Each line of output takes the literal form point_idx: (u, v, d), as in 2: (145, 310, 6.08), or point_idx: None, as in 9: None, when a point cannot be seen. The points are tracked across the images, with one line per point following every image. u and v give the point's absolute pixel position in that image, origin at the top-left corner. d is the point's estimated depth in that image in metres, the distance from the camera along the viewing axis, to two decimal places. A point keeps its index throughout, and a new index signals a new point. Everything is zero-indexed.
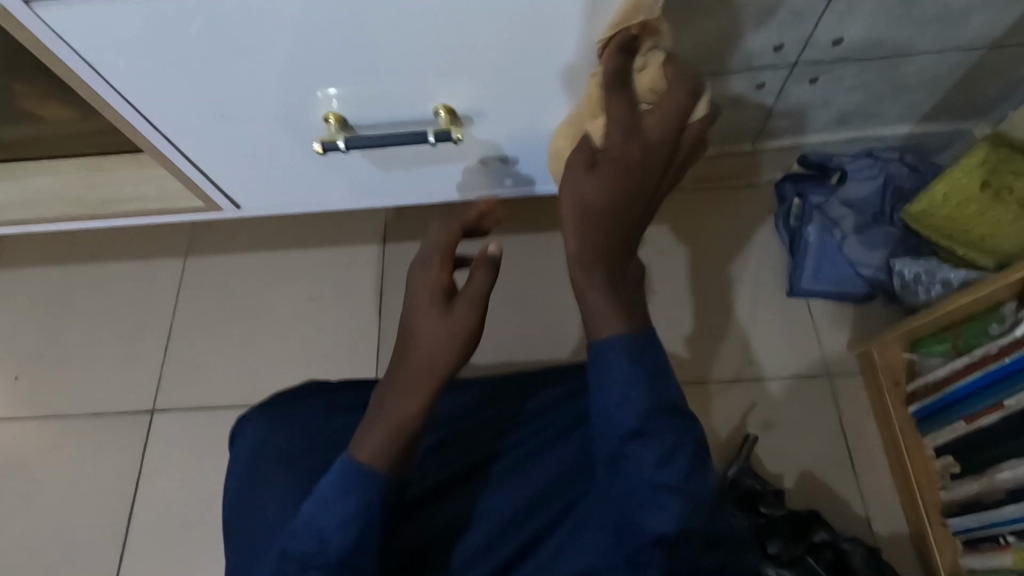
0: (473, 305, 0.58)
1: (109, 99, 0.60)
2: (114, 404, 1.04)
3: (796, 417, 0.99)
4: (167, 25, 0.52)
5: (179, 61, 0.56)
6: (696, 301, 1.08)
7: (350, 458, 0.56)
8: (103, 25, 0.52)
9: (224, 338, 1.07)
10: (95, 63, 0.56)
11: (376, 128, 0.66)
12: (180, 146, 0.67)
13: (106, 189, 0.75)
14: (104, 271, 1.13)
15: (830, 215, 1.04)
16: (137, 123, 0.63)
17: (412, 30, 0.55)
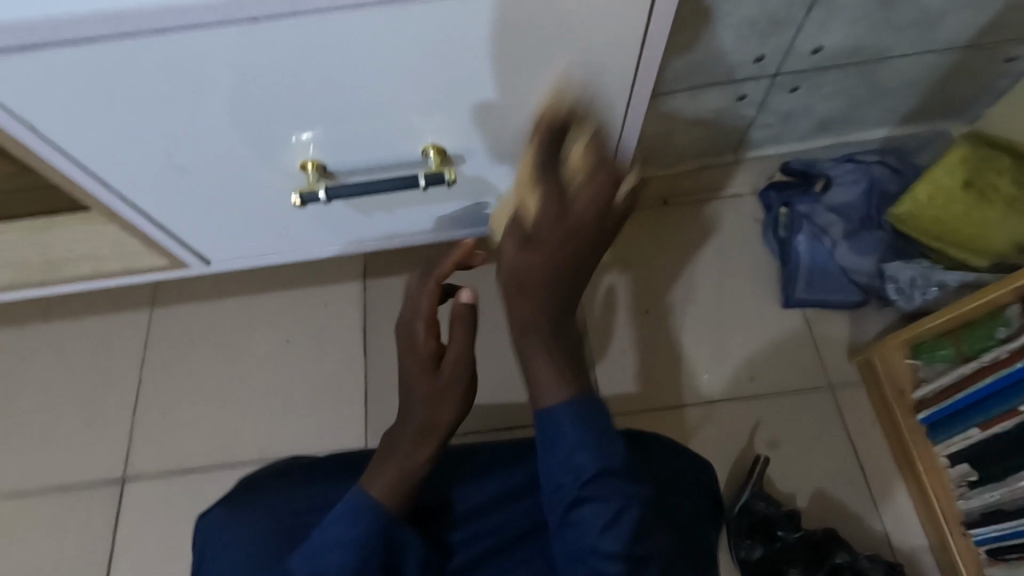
0: (461, 356, 0.59)
1: (58, 162, 0.53)
2: (80, 475, 0.96)
3: (804, 434, 0.97)
4: (116, 78, 0.46)
5: (138, 116, 0.50)
6: (690, 318, 1.05)
7: (357, 493, 0.56)
8: (45, 82, 0.45)
9: (198, 392, 1.00)
10: (40, 126, 0.49)
11: (359, 173, 0.62)
12: (140, 205, 0.60)
13: (55, 252, 0.68)
14: (61, 330, 1.04)
15: (818, 222, 1.03)
16: (89, 185, 0.57)
17: (393, 69, 0.51)
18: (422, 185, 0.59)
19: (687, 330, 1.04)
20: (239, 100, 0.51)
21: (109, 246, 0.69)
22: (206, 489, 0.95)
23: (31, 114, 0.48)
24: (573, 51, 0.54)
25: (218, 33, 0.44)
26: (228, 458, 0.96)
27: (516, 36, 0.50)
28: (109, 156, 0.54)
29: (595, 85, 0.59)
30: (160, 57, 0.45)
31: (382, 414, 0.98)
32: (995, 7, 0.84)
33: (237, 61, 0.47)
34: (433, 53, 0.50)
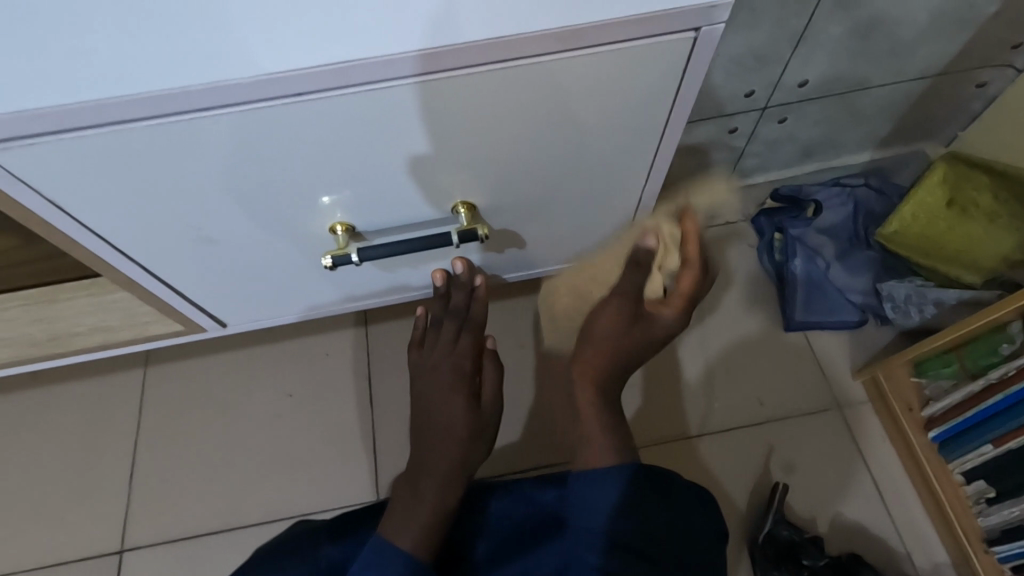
0: (496, 402, 0.72)
1: (81, 238, 0.52)
2: (73, 550, 0.91)
3: (817, 457, 0.97)
4: (147, 161, 0.45)
5: (161, 190, 0.49)
6: (697, 346, 1.05)
7: (387, 541, 0.56)
8: (68, 162, 0.43)
9: (196, 451, 0.96)
10: (68, 207, 0.48)
11: (386, 231, 0.60)
12: (159, 275, 0.59)
13: (60, 324, 0.65)
14: (49, 394, 1.00)
15: (811, 244, 1.05)
16: (105, 257, 0.55)
17: (406, 134, 0.49)
18: (457, 242, 0.58)
19: (693, 358, 1.04)
20: (264, 169, 0.49)
21: (114, 315, 0.66)
22: (210, 555, 0.90)
23: (50, 193, 0.46)
24: (603, 111, 0.52)
25: (254, 110, 0.43)
26: (234, 520, 0.92)
27: (547, 100, 0.49)
28: (134, 231, 0.52)
29: (625, 142, 0.57)
30: (176, 136, 0.43)
31: (391, 464, 0.95)
32: (963, 38, 0.88)
33: (265, 132, 0.45)
34: (458, 120, 0.48)
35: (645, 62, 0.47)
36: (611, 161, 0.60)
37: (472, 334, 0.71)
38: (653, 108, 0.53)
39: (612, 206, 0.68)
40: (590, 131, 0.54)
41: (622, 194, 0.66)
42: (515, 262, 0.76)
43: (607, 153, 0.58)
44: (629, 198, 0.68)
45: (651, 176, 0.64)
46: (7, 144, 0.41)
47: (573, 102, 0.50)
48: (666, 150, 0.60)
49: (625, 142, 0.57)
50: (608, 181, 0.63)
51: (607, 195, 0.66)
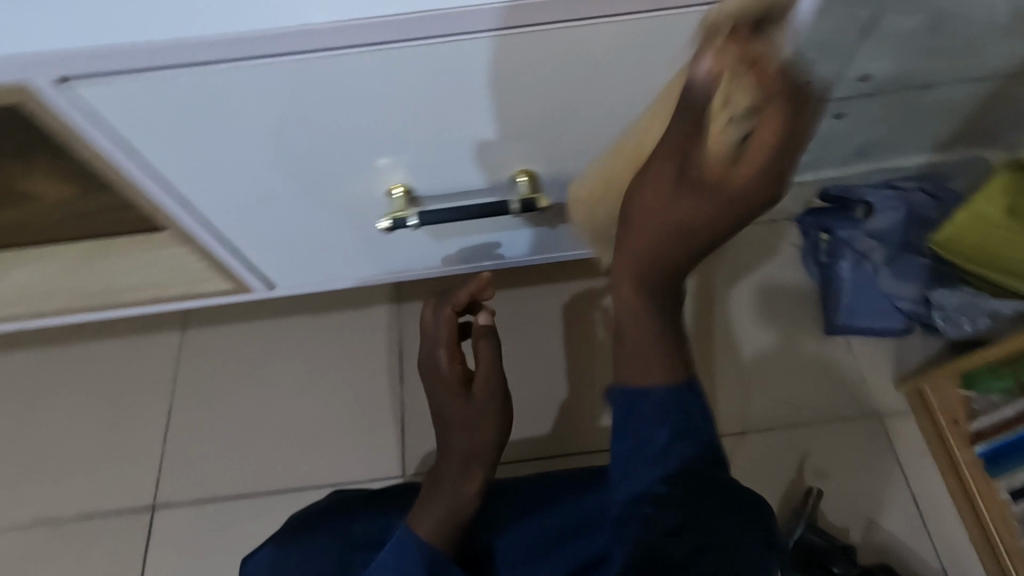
0: (488, 374, 0.65)
1: (147, 187, 0.52)
2: (107, 503, 0.93)
3: (852, 464, 0.94)
4: (219, 110, 0.45)
5: (228, 141, 0.48)
6: (733, 344, 1.03)
7: (408, 532, 0.58)
8: (144, 102, 0.43)
9: (229, 417, 0.98)
10: (136, 152, 0.48)
11: (440, 198, 0.60)
12: (216, 230, 0.59)
13: (124, 278, 0.67)
14: (90, 352, 1.03)
15: (858, 247, 1.01)
16: (168, 208, 0.55)
17: (474, 93, 0.48)
18: (516, 210, 0.59)
19: (730, 355, 1.02)
20: (334, 125, 0.49)
21: (166, 269, 0.67)
22: (240, 518, 0.92)
23: (126, 133, 0.46)
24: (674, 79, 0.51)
25: (332, 57, 0.42)
26: (263, 486, 0.94)
27: (619, 63, 0.47)
28: (198, 183, 0.53)
29: None
30: (249, 84, 0.43)
31: (419, 442, 0.95)
32: None
33: (342, 83, 0.44)
34: (530, 79, 0.48)
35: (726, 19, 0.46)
36: None
37: (448, 313, 0.68)
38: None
39: None
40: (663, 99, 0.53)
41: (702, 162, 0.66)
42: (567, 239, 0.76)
43: None
44: None
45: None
46: (88, 80, 0.40)
47: (646, 69, 0.49)
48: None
49: None
50: None
51: None
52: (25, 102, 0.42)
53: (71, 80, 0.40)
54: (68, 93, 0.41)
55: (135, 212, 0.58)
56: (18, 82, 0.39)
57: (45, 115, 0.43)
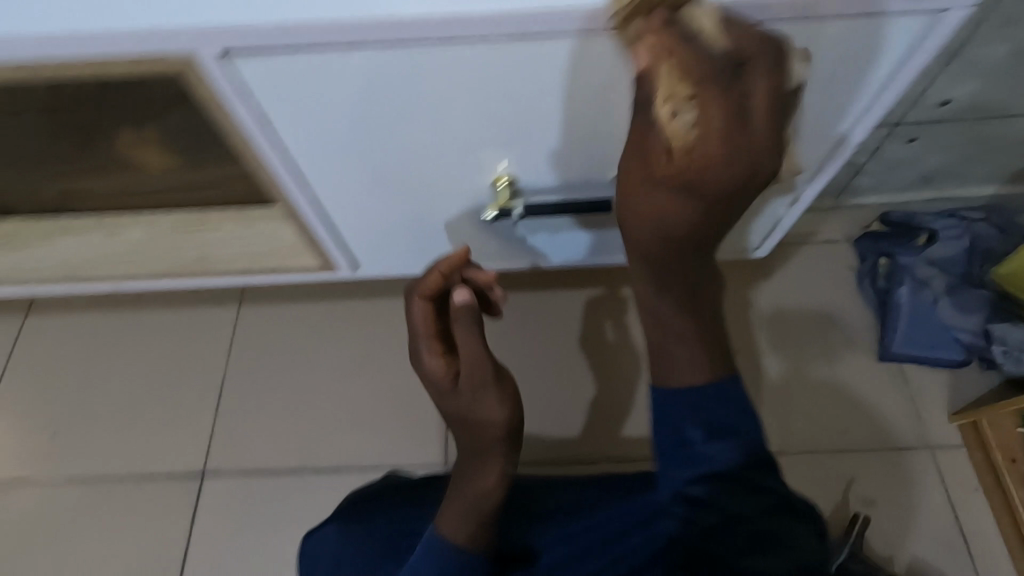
0: (473, 362, 0.63)
1: (275, 165, 0.56)
2: (159, 465, 0.95)
3: (899, 495, 0.92)
4: (360, 92, 0.49)
5: (359, 121, 0.52)
6: (783, 362, 1.02)
7: (436, 533, 0.63)
8: (291, 78, 0.47)
9: (279, 393, 1.00)
10: (275, 128, 0.52)
11: (541, 192, 0.64)
12: (324, 208, 0.63)
13: (217, 251, 0.70)
14: (149, 319, 1.06)
15: (918, 274, 0.99)
16: (281, 183, 0.58)
17: (592, 90, 0.51)
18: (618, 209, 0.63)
19: (781, 373, 1.01)
20: (456, 112, 0.52)
21: (261, 243, 0.70)
22: (285, 492, 0.94)
23: (267, 108, 0.50)
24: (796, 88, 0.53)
25: (474, 46, 0.45)
26: (309, 463, 0.95)
27: None
28: (321, 160, 0.57)
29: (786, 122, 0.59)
30: (395, 69, 0.47)
31: None
32: None
33: (476, 74, 0.48)
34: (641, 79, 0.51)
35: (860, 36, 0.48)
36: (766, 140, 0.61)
37: (422, 302, 0.65)
38: (862, 77, 0.54)
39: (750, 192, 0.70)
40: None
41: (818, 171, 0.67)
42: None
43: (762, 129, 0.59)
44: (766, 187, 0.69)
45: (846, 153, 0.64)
46: (255, 56, 0.45)
47: None
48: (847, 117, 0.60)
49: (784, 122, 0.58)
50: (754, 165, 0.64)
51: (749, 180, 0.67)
52: (185, 74, 0.45)
53: (233, 52, 0.44)
54: (229, 66, 0.45)
55: (230, 185, 0.62)
56: (186, 52, 0.43)
57: (197, 87, 0.47)
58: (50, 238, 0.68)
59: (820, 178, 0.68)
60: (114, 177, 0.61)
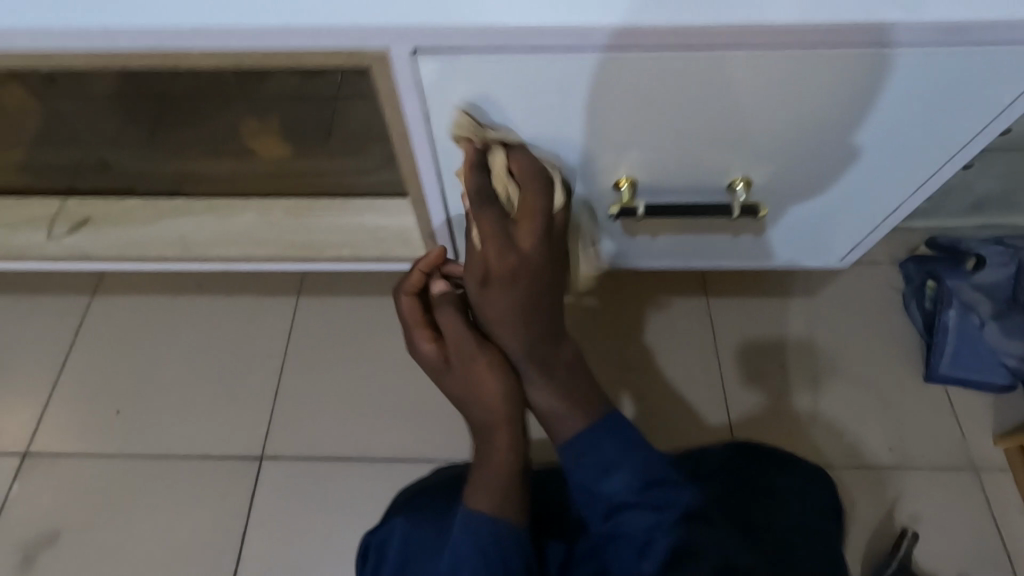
0: (458, 338, 0.67)
1: (419, 152, 0.61)
2: (218, 447, 0.98)
3: (944, 515, 0.93)
4: (519, 89, 0.54)
5: (507, 116, 0.57)
6: (830, 377, 1.04)
7: (468, 513, 0.62)
8: (461, 78, 0.53)
9: (336, 383, 1.03)
10: (432, 118, 0.57)
11: (660, 198, 0.67)
12: (448, 199, 0.67)
13: (315, 236, 0.75)
14: (211, 305, 1.09)
15: (965, 298, 1.01)
16: (424, 178, 0.64)
17: (728, 103, 0.55)
18: (737, 214, 0.65)
19: (831, 387, 1.03)
20: (593, 119, 0.57)
21: (364, 234, 0.74)
22: (339, 479, 0.96)
23: (429, 108, 0.56)
24: (833, 107, 0.56)
25: (632, 56, 0.50)
26: (364, 452, 0.98)
27: (859, 90, 0.54)
28: (462, 153, 0.61)
29: (900, 148, 0.61)
30: (557, 71, 0.52)
31: None
32: None
33: (626, 82, 0.53)
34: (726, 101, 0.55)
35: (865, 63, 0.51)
36: (876, 163, 0.63)
37: (407, 299, 0.70)
38: (869, 97, 0.55)
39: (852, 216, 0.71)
40: (803, 120, 0.57)
41: (882, 181, 0.65)
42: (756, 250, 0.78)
43: (878, 153, 0.61)
44: (868, 213, 0.70)
45: (887, 163, 0.62)
46: (439, 53, 0.50)
47: (879, 100, 0.55)
48: (914, 123, 0.58)
49: (897, 147, 0.61)
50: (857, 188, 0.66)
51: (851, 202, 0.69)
52: (374, 65, 0.52)
53: (418, 52, 0.50)
54: (411, 65, 0.52)
55: (329, 175, 0.73)
56: (382, 48, 0.50)
57: (380, 76, 0.53)
58: (170, 218, 0.75)
59: (883, 195, 0.67)
60: (225, 163, 0.72)
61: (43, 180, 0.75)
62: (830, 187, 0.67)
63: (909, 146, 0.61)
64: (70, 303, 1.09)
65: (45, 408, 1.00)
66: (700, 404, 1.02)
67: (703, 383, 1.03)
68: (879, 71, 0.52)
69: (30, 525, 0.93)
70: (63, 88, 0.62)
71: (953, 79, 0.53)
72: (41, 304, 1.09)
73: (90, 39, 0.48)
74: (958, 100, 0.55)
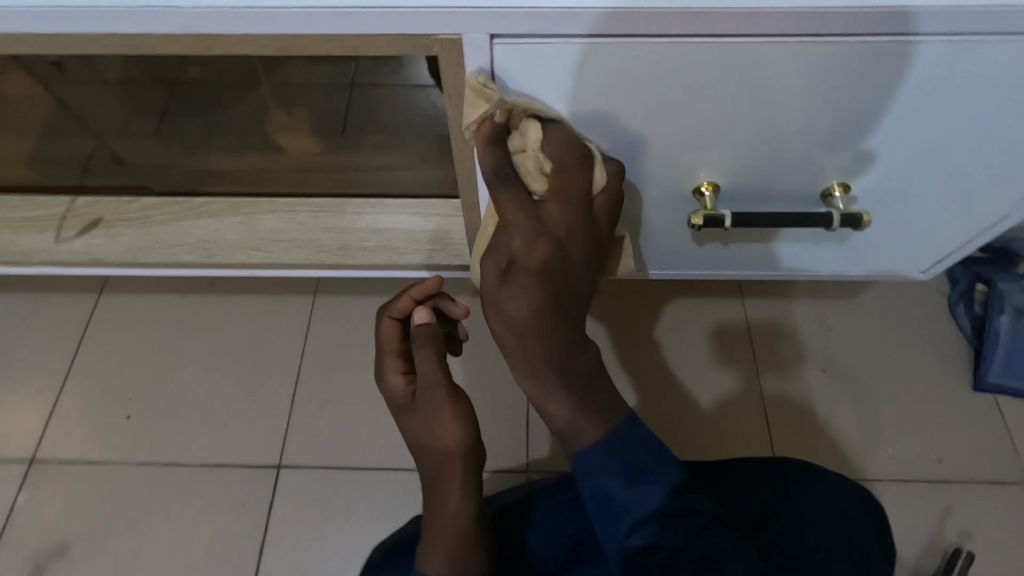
0: (428, 382, 0.64)
1: (482, 149, 0.58)
2: (234, 454, 0.94)
3: (995, 534, 0.89)
4: (598, 78, 0.50)
5: (580, 113, 0.53)
6: (872, 384, 0.99)
7: (421, 572, 0.60)
8: (540, 68, 0.49)
9: (355, 386, 0.98)
10: None
11: (734, 201, 0.63)
12: None
13: (343, 238, 0.70)
14: (225, 304, 1.04)
15: (1018, 304, 0.96)
16: (487, 178, 0.61)
17: (815, 94, 0.52)
18: (836, 224, 0.61)
19: (873, 396, 0.98)
20: (667, 117, 0.54)
21: (399, 239, 0.70)
22: (360, 489, 0.92)
23: (499, 102, 0.53)
24: (875, 112, 0.53)
25: (718, 41, 0.47)
26: (385, 461, 0.94)
27: (954, 81, 0.51)
28: None
29: (990, 150, 0.57)
30: (641, 60, 0.48)
31: (542, 438, 0.94)
32: None
33: (711, 71, 0.49)
34: (791, 100, 0.52)
35: (892, 62, 0.49)
36: (964, 165, 0.59)
37: (389, 322, 0.68)
38: (921, 94, 0.52)
39: (930, 222, 0.67)
40: (861, 122, 0.54)
41: (951, 189, 0.62)
42: (833, 258, 0.74)
43: (970, 154, 0.58)
44: (949, 218, 0.66)
45: (942, 167, 0.59)
46: (517, 39, 0.47)
47: (974, 94, 0.52)
48: (962, 136, 0.56)
49: (986, 148, 0.57)
50: (941, 190, 0.62)
51: (932, 206, 0.64)
52: (443, 56, 0.49)
53: (496, 37, 0.47)
54: (486, 53, 0.48)
55: (342, 170, 0.71)
56: (455, 34, 0.46)
57: (448, 67, 0.50)
58: (188, 219, 0.71)
59: (946, 197, 0.63)
60: (246, 159, 0.72)
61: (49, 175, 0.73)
62: (911, 191, 0.62)
63: (979, 150, 0.57)
64: (78, 301, 1.04)
65: (52, 413, 0.96)
66: (736, 412, 0.97)
67: (743, 388, 0.99)
68: (975, 62, 0.49)
69: (37, 537, 0.88)
70: (79, 77, 0.66)
71: (989, 77, 0.50)
72: (47, 303, 1.04)
73: (130, 26, 0.45)
74: (1005, 92, 0.51)
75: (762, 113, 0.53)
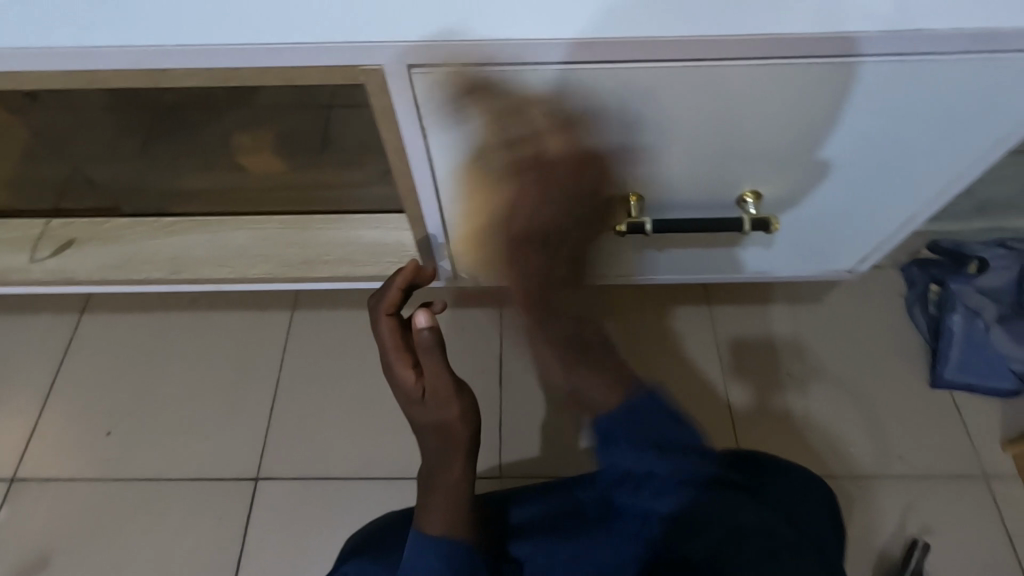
0: (436, 379, 0.66)
1: (417, 166, 0.61)
2: (214, 467, 0.95)
3: (954, 525, 0.92)
4: (513, 102, 0.54)
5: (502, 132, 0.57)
6: (832, 384, 1.02)
7: (420, 536, 0.64)
8: (459, 92, 0.53)
9: (332, 397, 1.01)
10: (428, 134, 0.57)
11: (667, 208, 0.67)
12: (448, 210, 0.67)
13: (313, 251, 0.77)
14: (203, 321, 1.07)
15: (969, 303, 1.00)
16: (429, 191, 0.65)
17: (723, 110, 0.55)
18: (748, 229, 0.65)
19: (833, 395, 1.01)
20: (627, 133, 0.57)
21: (362, 251, 0.76)
22: (336, 498, 0.94)
23: (426, 124, 0.56)
24: (782, 126, 0.57)
25: (622, 67, 0.50)
26: (361, 470, 0.96)
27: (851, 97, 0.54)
28: (458, 167, 0.61)
29: (900, 156, 0.61)
30: (550, 84, 0.52)
31: (514, 444, 0.96)
32: None
33: (621, 92, 0.53)
34: (702, 116, 0.56)
35: (789, 83, 0.52)
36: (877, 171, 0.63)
37: (386, 320, 0.68)
38: (823, 108, 0.55)
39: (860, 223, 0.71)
40: (769, 135, 0.58)
41: (874, 192, 0.66)
42: (779, 259, 0.77)
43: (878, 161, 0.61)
44: (874, 219, 0.70)
45: (855, 173, 0.63)
46: (434, 69, 0.51)
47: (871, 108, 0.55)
48: (865, 145, 0.59)
49: (891, 155, 0.61)
50: (862, 194, 0.66)
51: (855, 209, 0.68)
52: (371, 84, 0.52)
53: (415, 67, 0.50)
54: (408, 81, 0.52)
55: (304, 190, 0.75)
56: (378, 66, 0.50)
57: (378, 95, 0.53)
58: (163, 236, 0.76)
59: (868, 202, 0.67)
60: (217, 179, 0.74)
61: (23, 198, 0.75)
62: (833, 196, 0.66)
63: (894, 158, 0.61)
64: (60, 321, 1.06)
65: (32, 432, 0.97)
66: (703, 414, 1.00)
67: (710, 390, 1.02)
68: (865, 81, 0.52)
69: (18, 553, 0.90)
70: (46, 105, 0.64)
71: (922, 95, 0.54)
72: (32, 322, 1.06)
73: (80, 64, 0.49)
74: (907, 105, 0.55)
75: (676, 128, 0.57)
